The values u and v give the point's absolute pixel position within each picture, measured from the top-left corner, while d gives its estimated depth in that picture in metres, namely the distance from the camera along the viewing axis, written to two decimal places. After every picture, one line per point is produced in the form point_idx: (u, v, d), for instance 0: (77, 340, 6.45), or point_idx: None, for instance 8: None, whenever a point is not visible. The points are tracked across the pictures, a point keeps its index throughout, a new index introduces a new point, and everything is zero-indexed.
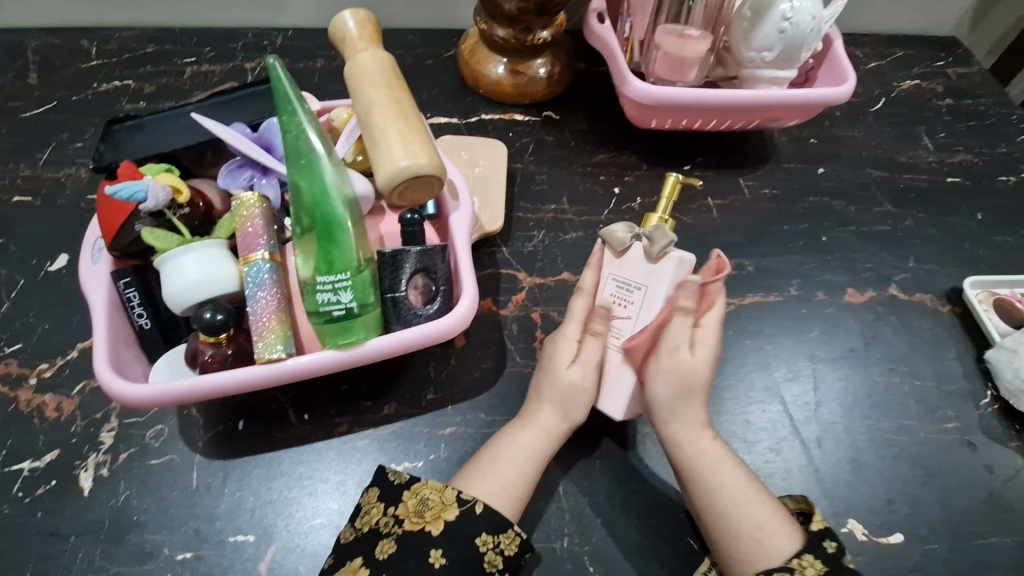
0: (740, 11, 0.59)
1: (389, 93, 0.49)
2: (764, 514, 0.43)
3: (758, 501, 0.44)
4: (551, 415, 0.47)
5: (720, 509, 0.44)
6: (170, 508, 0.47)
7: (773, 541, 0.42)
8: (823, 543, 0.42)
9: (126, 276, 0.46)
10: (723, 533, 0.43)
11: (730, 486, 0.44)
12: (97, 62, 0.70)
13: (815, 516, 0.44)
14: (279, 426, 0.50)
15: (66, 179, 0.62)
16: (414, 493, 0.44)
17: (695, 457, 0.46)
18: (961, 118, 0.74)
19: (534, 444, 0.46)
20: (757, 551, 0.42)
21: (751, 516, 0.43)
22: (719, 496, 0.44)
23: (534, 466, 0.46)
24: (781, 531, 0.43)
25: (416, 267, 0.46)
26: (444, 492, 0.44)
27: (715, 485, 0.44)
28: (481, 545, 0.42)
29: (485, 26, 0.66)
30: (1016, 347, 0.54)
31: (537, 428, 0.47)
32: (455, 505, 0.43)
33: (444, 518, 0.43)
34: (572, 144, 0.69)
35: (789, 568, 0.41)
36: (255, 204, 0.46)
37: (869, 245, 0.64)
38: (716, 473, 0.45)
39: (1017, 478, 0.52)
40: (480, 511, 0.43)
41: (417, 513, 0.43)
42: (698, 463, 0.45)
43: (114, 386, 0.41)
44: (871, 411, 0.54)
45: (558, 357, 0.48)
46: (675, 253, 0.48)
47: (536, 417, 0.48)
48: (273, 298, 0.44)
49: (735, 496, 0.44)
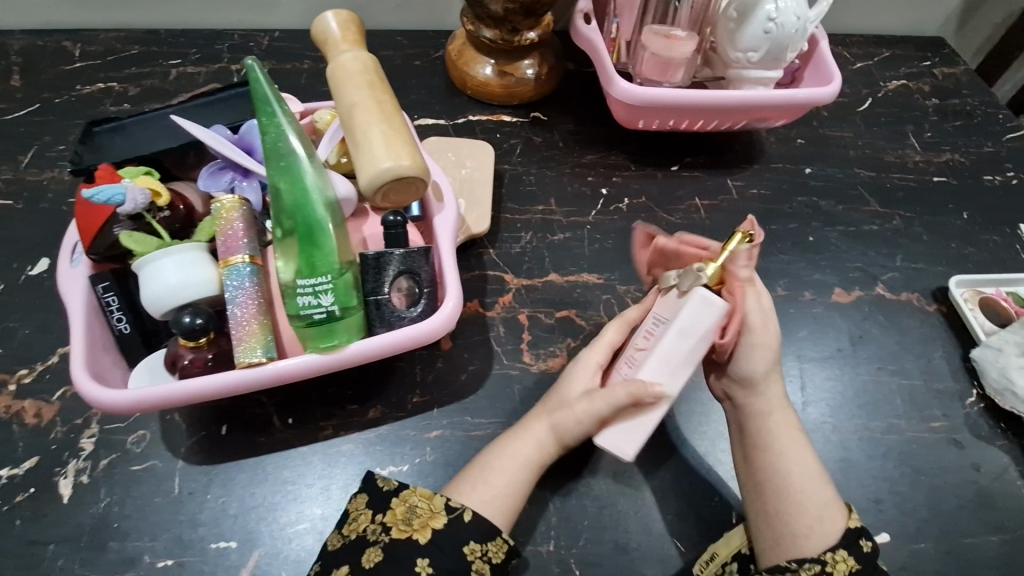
0: (726, 12, 0.60)
1: (371, 93, 0.48)
2: (819, 502, 0.44)
3: (819, 488, 0.44)
4: (545, 427, 0.47)
5: (789, 479, 0.45)
6: (151, 515, 0.46)
7: (829, 522, 0.43)
8: (859, 541, 0.43)
9: (105, 280, 0.45)
10: (785, 501, 0.44)
11: (803, 462, 0.46)
12: (81, 64, 0.70)
13: (853, 515, 0.44)
14: (263, 430, 0.50)
15: (49, 181, 0.61)
16: (402, 500, 0.43)
17: (774, 429, 0.47)
18: (948, 118, 0.74)
19: (527, 451, 0.46)
20: (814, 529, 0.43)
21: (809, 499, 0.44)
22: (793, 467, 0.45)
23: (525, 477, 0.45)
24: (833, 520, 0.43)
25: (399, 270, 0.45)
26: (432, 499, 0.43)
27: (789, 458, 0.46)
28: (469, 553, 0.42)
29: (472, 27, 0.65)
30: (1002, 347, 0.54)
31: (530, 435, 0.47)
32: (443, 513, 0.42)
33: (432, 527, 0.42)
34: (561, 145, 0.68)
35: (822, 560, 0.41)
36: (235, 207, 0.45)
37: (857, 245, 0.64)
38: (790, 447, 0.46)
39: (1004, 477, 0.52)
40: (469, 520, 0.42)
41: (404, 521, 0.42)
42: (777, 434, 0.47)
43: (92, 392, 0.40)
44: (859, 410, 0.54)
45: (574, 378, 0.48)
46: (698, 292, 0.44)
47: (529, 428, 0.47)
48: (253, 301, 0.44)
49: (805, 472, 0.45)
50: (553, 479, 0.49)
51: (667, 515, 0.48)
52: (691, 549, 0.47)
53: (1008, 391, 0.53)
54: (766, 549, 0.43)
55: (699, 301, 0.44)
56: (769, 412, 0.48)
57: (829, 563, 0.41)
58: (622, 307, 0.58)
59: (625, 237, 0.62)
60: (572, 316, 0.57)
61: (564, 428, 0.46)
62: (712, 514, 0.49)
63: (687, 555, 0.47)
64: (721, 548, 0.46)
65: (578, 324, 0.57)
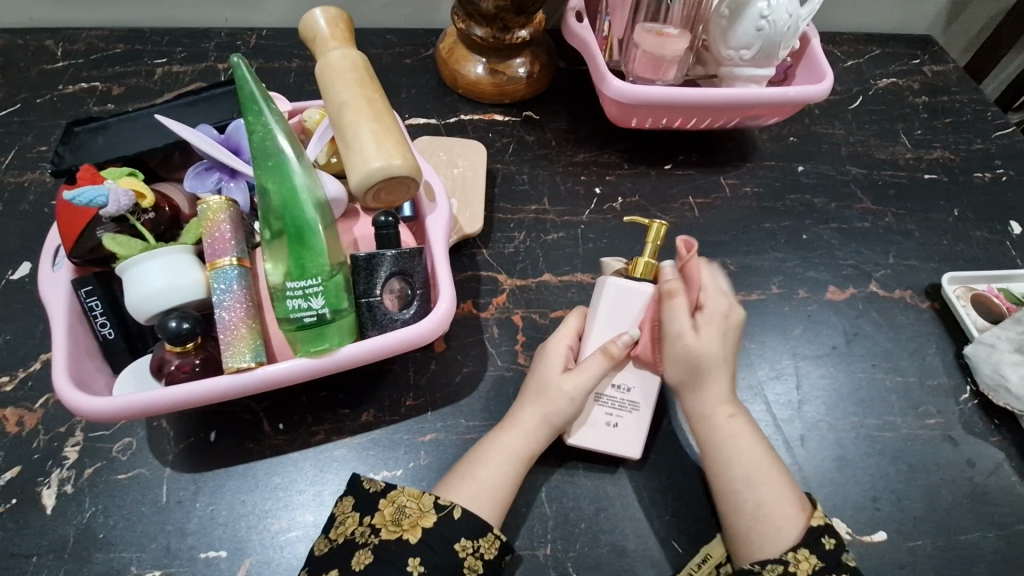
0: (718, 9, 0.59)
1: (360, 91, 0.47)
2: (775, 496, 0.43)
3: (772, 481, 0.44)
4: (535, 416, 0.46)
5: (737, 482, 0.44)
6: (138, 524, 0.45)
7: (781, 518, 0.42)
8: (822, 539, 0.42)
9: (88, 284, 0.44)
10: (733, 503, 0.43)
11: (747, 458, 0.45)
12: (63, 63, 0.68)
13: (818, 511, 0.43)
14: (253, 436, 0.49)
15: (30, 183, 0.60)
16: (390, 501, 0.43)
17: (717, 426, 0.46)
18: (937, 115, 0.74)
19: (513, 445, 0.45)
20: (767, 527, 0.42)
21: (759, 495, 0.43)
22: (736, 467, 0.44)
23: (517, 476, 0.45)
24: (790, 517, 0.42)
25: (392, 271, 0.44)
26: (421, 498, 0.42)
27: (730, 458, 0.45)
28: (460, 551, 0.41)
29: (462, 25, 0.65)
30: (995, 342, 0.54)
31: (519, 430, 0.46)
32: (433, 511, 0.42)
33: (421, 526, 0.41)
34: (553, 144, 0.68)
35: (784, 560, 0.41)
36: (222, 208, 0.44)
37: (850, 242, 0.64)
38: (733, 445, 0.45)
39: (998, 473, 0.52)
40: (459, 517, 0.42)
41: (393, 522, 0.42)
42: (715, 434, 0.46)
43: (75, 400, 0.39)
44: (854, 408, 0.54)
45: (551, 362, 0.48)
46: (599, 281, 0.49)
47: (519, 420, 0.46)
48: (241, 304, 0.43)
49: (750, 470, 0.44)
50: (548, 482, 0.49)
51: (665, 516, 0.48)
52: (689, 550, 0.47)
53: (1002, 387, 0.53)
54: (736, 552, 0.43)
55: (605, 282, 0.48)
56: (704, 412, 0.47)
57: (793, 562, 0.41)
58: None
59: (619, 236, 0.62)
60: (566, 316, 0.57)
61: (555, 415, 0.46)
62: (709, 515, 0.48)
63: (684, 556, 0.47)
64: (714, 550, 0.45)
65: None
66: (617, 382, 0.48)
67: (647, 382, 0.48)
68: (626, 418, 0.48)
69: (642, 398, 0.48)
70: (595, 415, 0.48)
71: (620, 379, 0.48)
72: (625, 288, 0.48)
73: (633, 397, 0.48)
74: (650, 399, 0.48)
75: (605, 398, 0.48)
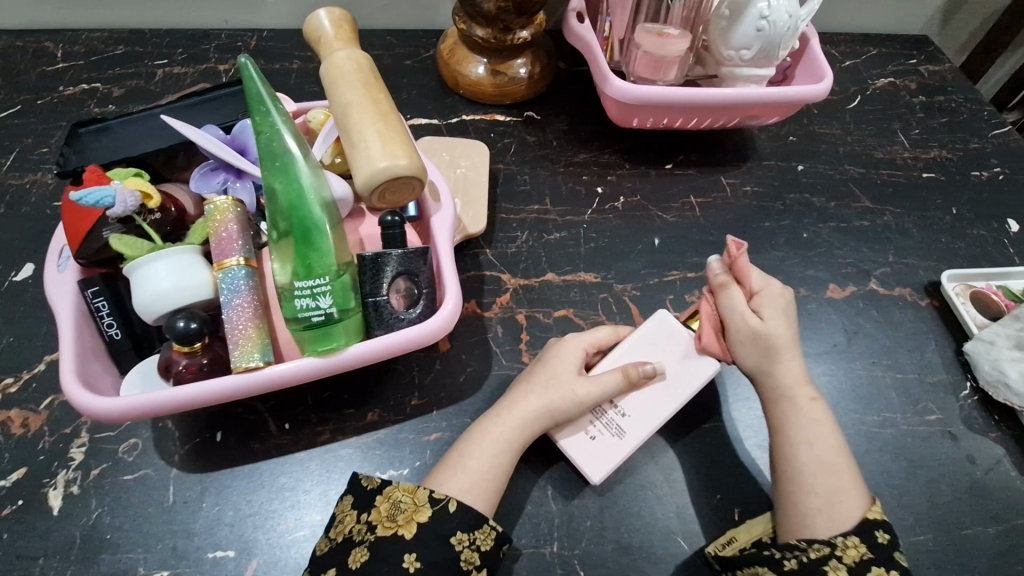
0: (718, 11, 0.60)
1: (365, 92, 0.47)
2: (837, 483, 0.43)
3: (839, 471, 0.44)
4: (539, 405, 0.46)
5: (806, 466, 0.44)
6: (145, 525, 0.45)
7: (841, 504, 0.43)
8: (875, 534, 0.42)
9: (94, 285, 0.44)
10: (800, 484, 0.44)
11: (821, 444, 0.45)
12: (63, 65, 0.68)
13: (875, 507, 0.43)
14: (258, 437, 0.49)
15: (31, 185, 0.60)
16: (386, 497, 0.43)
17: (785, 414, 0.47)
18: (934, 115, 0.75)
19: (506, 431, 0.46)
20: (820, 512, 0.42)
21: (824, 481, 0.43)
22: (808, 454, 0.44)
23: (506, 464, 0.45)
24: (849, 507, 0.43)
25: (398, 271, 0.44)
26: (415, 492, 0.42)
27: (805, 441, 0.45)
28: (456, 544, 0.41)
29: (463, 26, 0.65)
30: (994, 339, 0.55)
31: (516, 417, 0.46)
32: (427, 505, 0.42)
33: (416, 521, 0.41)
34: (554, 144, 0.68)
35: (831, 543, 0.41)
36: (229, 208, 0.44)
37: (849, 240, 0.64)
38: (809, 429, 0.45)
39: (998, 468, 0.52)
40: (453, 510, 0.42)
41: (389, 518, 0.42)
42: (790, 418, 0.46)
43: (83, 400, 0.39)
44: (856, 405, 0.55)
45: (565, 361, 0.49)
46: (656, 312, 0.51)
47: (520, 408, 0.46)
48: (249, 305, 0.43)
49: (822, 456, 0.44)
50: (552, 479, 0.49)
51: (669, 513, 0.48)
52: (694, 548, 0.47)
53: (1001, 383, 0.53)
54: (783, 528, 0.43)
55: (658, 313, 0.50)
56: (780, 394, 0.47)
57: (839, 547, 0.41)
58: (620, 306, 0.58)
59: (620, 236, 0.62)
60: (569, 316, 0.57)
61: (559, 410, 0.46)
62: (713, 512, 0.48)
63: (690, 553, 0.47)
64: (740, 533, 0.45)
65: (576, 323, 0.56)
66: (618, 405, 0.48)
67: (646, 418, 0.47)
68: (607, 438, 0.47)
69: (630, 430, 0.47)
70: (583, 423, 0.48)
71: (623, 405, 0.48)
72: (671, 321, 0.50)
73: (623, 424, 0.47)
74: (639, 436, 0.47)
75: (600, 416, 0.48)
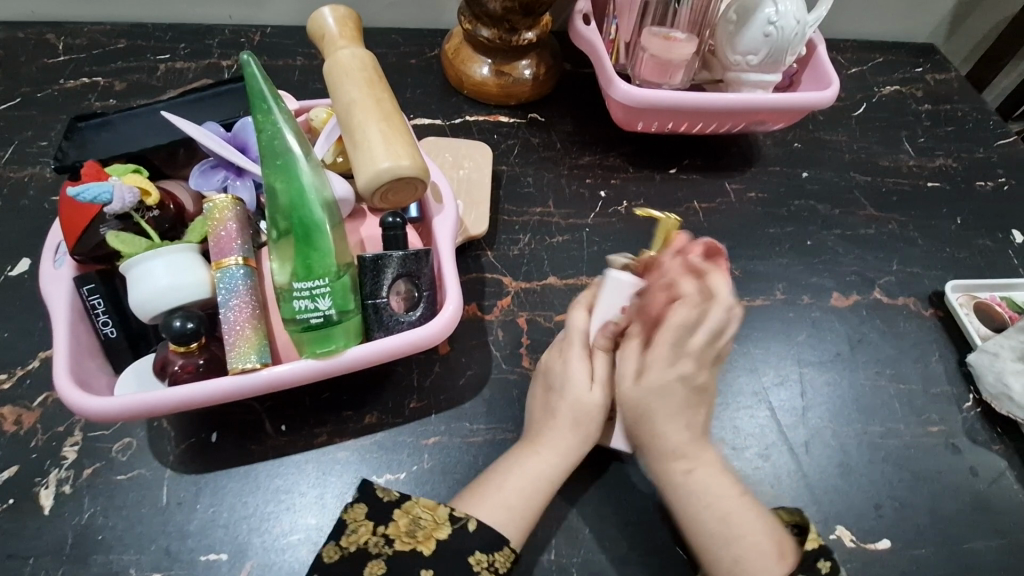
0: (726, 15, 0.59)
1: (369, 92, 0.47)
2: (751, 526, 0.42)
3: (749, 516, 0.42)
4: (574, 439, 0.46)
5: (712, 531, 0.42)
6: (138, 525, 0.44)
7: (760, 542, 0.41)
8: (817, 563, 0.41)
9: (90, 282, 0.43)
10: (710, 536, 0.42)
11: (722, 489, 0.44)
12: (64, 58, 0.67)
13: (810, 533, 0.42)
14: (255, 438, 0.48)
15: (29, 178, 0.59)
16: (406, 511, 0.42)
17: (674, 480, 0.44)
18: (940, 123, 0.74)
19: (546, 468, 0.45)
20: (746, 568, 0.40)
21: (738, 535, 0.41)
22: (708, 518, 0.42)
23: (542, 496, 0.44)
24: (769, 552, 0.41)
25: (399, 272, 0.44)
26: (437, 510, 0.42)
27: (701, 506, 0.43)
28: (475, 564, 0.40)
29: (469, 26, 0.64)
30: (997, 351, 0.54)
31: (554, 453, 0.45)
32: (448, 523, 0.41)
33: (436, 538, 0.41)
34: (558, 146, 0.68)
35: None
36: (228, 207, 0.44)
37: (853, 249, 0.64)
38: (700, 493, 0.43)
39: (1001, 481, 0.52)
40: (474, 529, 0.41)
41: (408, 533, 0.41)
42: (679, 485, 0.44)
43: (76, 399, 0.38)
44: (858, 415, 0.54)
45: (576, 378, 0.47)
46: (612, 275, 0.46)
47: (556, 444, 0.45)
48: (247, 305, 0.42)
49: (721, 511, 0.42)
50: None
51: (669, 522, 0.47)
52: None
53: (1004, 396, 0.53)
54: None
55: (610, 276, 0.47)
56: (660, 466, 0.45)
57: None
58: None
59: (624, 240, 0.62)
60: None
61: (592, 432, 0.46)
62: None
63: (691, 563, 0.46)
64: None
65: None
66: None
67: None
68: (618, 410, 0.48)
69: None
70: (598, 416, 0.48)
71: None
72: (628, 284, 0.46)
73: None
74: None
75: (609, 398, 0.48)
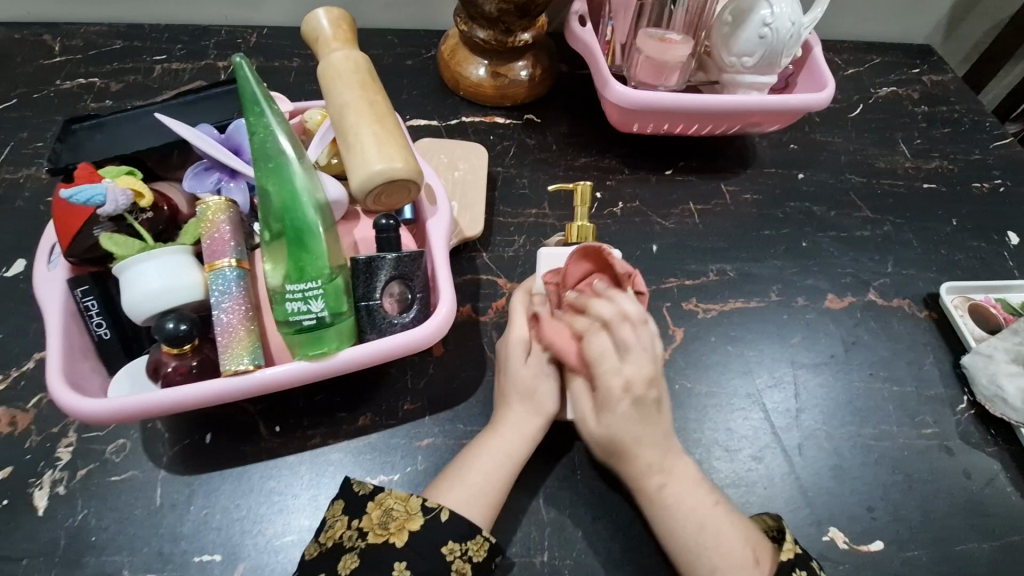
0: (721, 16, 0.60)
1: (363, 94, 0.47)
2: (727, 536, 0.42)
3: (726, 526, 0.42)
4: (519, 412, 0.47)
5: (692, 541, 0.42)
6: (131, 527, 0.44)
7: (736, 549, 0.41)
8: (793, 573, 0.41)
9: (84, 284, 0.43)
10: (688, 545, 0.42)
11: (697, 497, 0.44)
12: (60, 59, 0.67)
13: (786, 542, 0.42)
14: (249, 440, 0.48)
15: (25, 180, 0.59)
16: (378, 504, 0.42)
17: (651, 494, 0.44)
18: (936, 125, 0.74)
19: (505, 444, 0.45)
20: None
21: (715, 546, 0.42)
22: (687, 529, 0.43)
23: (504, 477, 0.44)
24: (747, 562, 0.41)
25: (392, 275, 0.44)
26: (409, 501, 0.42)
27: (680, 518, 0.43)
28: (448, 554, 0.40)
29: (465, 27, 0.64)
30: (993, 352, 0.54)
31: (508, 430, 0.46)
32: (420, 514, 0.41)
33: (408, 529, 0.41)
34: (554, 147, 0.68)
35: None
36: (222, 209, 0.44)
37: (849, 250, 0.64)
38: (679, 506, 0.43)
39: (994, 484, 0.52)
40: (446, 520, 0.41)
41: (381, 525, 0.41)
42: (655, 500, 0.44)
43: (68, 400, 0.39)
44: (852, 417, 0.54)
45: (513, 356, 0.48)
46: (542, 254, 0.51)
47: (507, 421, 0.47)
48: (240, 307, 0.42)
49: (700, 521, 0.43)
50: (545, 488, 0.48)
51: None
52: None
53: (999, 398, 0.53)
54: None
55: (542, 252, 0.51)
56: (637, 481, 0.45)
57: None
58: None
59: (619, 242, 0.62)
60: None
61: (543, 404, 0.47)
62: None
63: None
64: None
65: None
66: None
67: None
68: None
69: None
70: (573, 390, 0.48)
71: None
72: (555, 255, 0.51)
73: None
74: None
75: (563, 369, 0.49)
